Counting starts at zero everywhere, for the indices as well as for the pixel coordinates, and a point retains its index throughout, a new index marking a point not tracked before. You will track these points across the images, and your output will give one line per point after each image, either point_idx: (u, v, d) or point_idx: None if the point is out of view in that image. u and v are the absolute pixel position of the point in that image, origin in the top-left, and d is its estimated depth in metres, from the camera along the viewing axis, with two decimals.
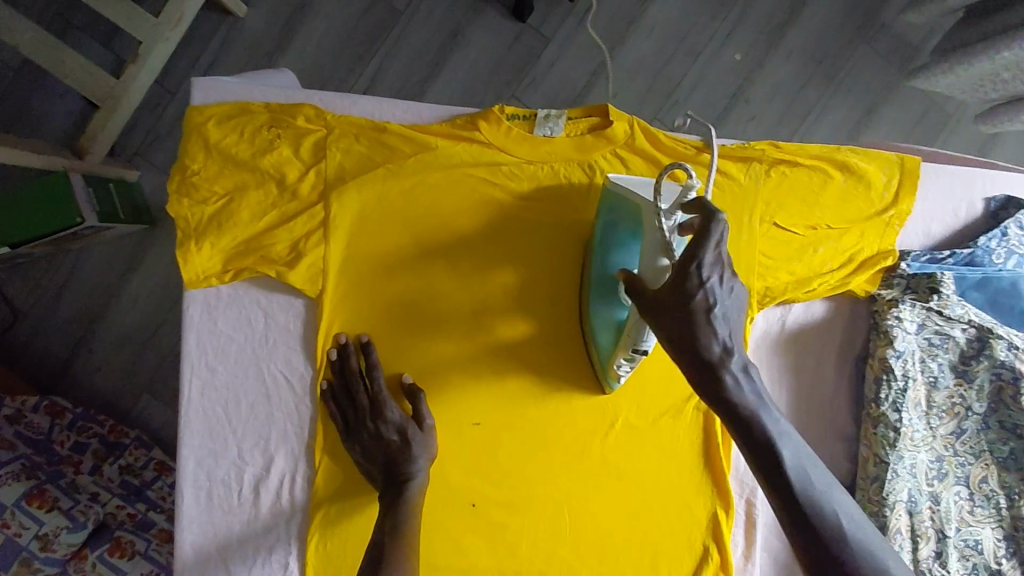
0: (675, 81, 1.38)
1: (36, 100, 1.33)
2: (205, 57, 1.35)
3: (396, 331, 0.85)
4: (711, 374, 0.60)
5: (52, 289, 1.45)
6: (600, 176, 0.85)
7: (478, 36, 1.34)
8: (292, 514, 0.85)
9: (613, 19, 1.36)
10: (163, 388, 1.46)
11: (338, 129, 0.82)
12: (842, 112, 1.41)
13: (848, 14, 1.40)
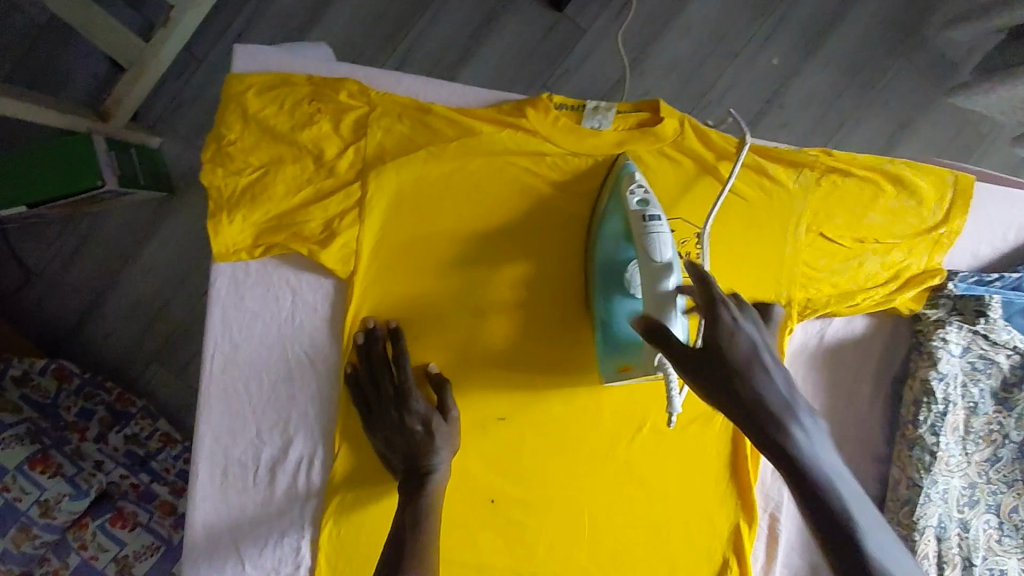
0: (710, 81, 1.35)
1: (60, 59, 1.30)
2: (234, 26, 1.33)
3: (427, 320, 0.82)
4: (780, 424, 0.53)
5: (66, 252, 1.43)
6: (647, 173, 0.81)
7: (514, 22, 1.31)
8: (308, 498, 0.83)
9: (653, 14, 1.33)
10: (171, 360, 1.45)
11: (380, 107, 0.79)
12: (875, 126, 1.38)
13: (890, 25, 1.36)
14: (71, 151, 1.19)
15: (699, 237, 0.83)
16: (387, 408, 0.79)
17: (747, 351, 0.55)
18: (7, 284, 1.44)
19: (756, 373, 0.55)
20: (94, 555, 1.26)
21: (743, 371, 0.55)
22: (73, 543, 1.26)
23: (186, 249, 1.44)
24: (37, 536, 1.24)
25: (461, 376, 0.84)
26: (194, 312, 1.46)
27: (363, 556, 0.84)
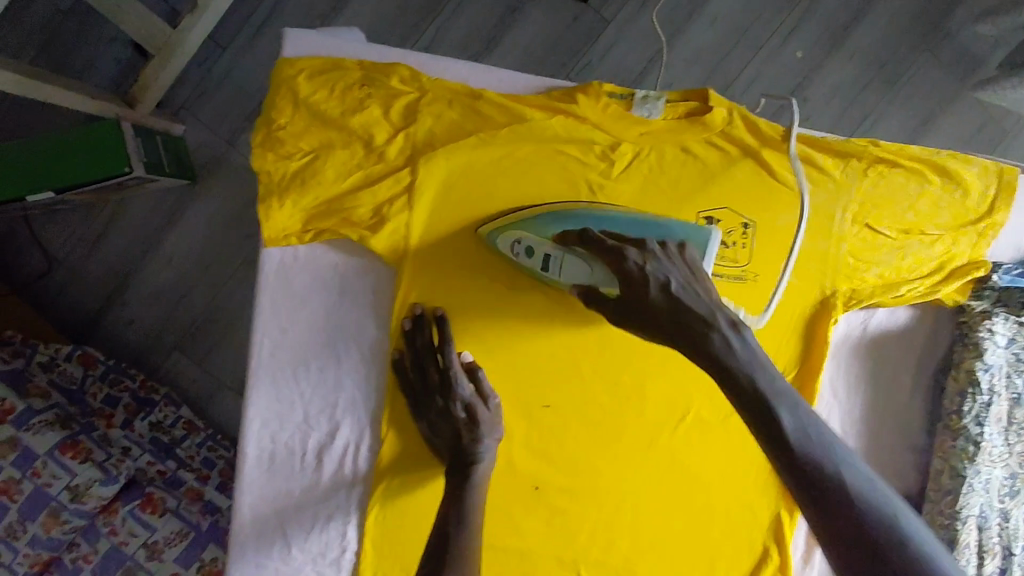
0: (732, 74, 1.36)
1: (82, 46, 1.30)
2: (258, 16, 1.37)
3: (476, 306, 0.83)
4: (696, 332, 0.60)
5: (90, 238, 1.46)
6: (694, 162, 0.82)
7: (535, 16, 1.35)
8: (355, 484, 0.84)
9: (678, 5, 1.34)
10: (193, 346, 1.48)
11: (431, 93, 0.79)
12: (897, 120, 1.38)
13: (914, 18, 1.36)
14: (96, 136, 1.22)
15: (746, 227, 0.83)
16: (430, 400, 0.80)
17: (655, 284, 0.64)
18: (33, 269, 1.47)
19: (669, 295, 0.63)
20: (124, 540, 1.27)
21: (653, 301, 0.63)
22: (103, 528, 1.27)
23: (211, 236, 1.46)
24: (66, 522, 1.24)
25: (510, 364, 0.84)
26: (215, 300, 1.46)
27: (408, 542, 0.84)
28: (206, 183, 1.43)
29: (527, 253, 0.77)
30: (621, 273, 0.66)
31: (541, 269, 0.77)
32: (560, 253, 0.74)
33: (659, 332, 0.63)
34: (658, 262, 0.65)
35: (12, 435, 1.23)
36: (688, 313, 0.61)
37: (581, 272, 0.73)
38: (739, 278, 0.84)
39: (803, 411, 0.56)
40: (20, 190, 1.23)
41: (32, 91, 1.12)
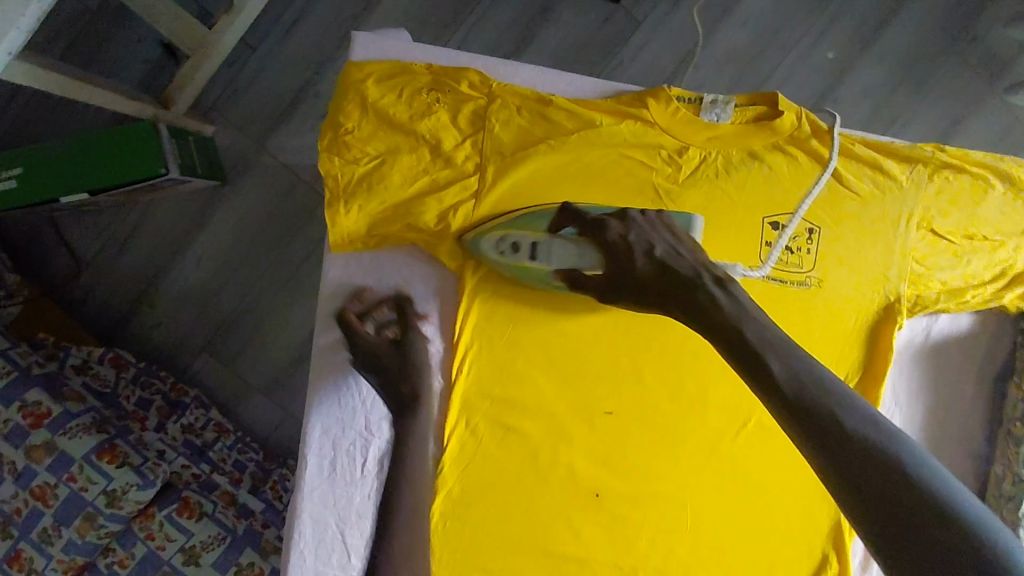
0: (765, 75, 1.36)
1: (110, 46, 1.33)
2: (288, 14, 1.37)
3: (541, 311, 0.82)
4: (687, 288, 0.65)
5: (117, 240, 1.45)
6: (762, 168, 0.81)
7: (568, 15, 1.34)
8: (416, 491, 0.84)
9: (710, 5, 1.34)
10: (221, 348, 1.48)
11: (500, 99, 0.78)
12: (929, 121, 1.37)
13: (947, 18, 1.35)
14: (133, 138, 1.23)
15: (809, 233, 0.83)
16: (388, 365, 0.81)
17: (637, 250, 0.70)
18: (61, 272, 1.46)
19: (655, 256, 0.69)
20: (161, 545, 1.26)
21: (634, 265, 0.69)
22: (139, 532, 1.27)
23: (240, 238, 1.44)
24: (102, 526, 1.23)
25: (574, 369, 0.84)
26: (243, 301, 1.46)
27: (469, 545, 0.85)
28: (236, 184, 1.43)
29: (513, 249, 0.76)
30: (604, 245, 0.72)
31: (529, 258, 0.76)
32: (549, 237, 0.75)
33: (649, 299, 0.69)
34: (638, 230, 0.71)
35: (48, 440, 1.23)
36: (672, 273, 0.67)
37: (572, 254, 0.75)
38: (805, 284, 0.83)
39: (794, 356, 0.56)
40: (54, 191, 1.26)
41: (78, 94, 1.10)
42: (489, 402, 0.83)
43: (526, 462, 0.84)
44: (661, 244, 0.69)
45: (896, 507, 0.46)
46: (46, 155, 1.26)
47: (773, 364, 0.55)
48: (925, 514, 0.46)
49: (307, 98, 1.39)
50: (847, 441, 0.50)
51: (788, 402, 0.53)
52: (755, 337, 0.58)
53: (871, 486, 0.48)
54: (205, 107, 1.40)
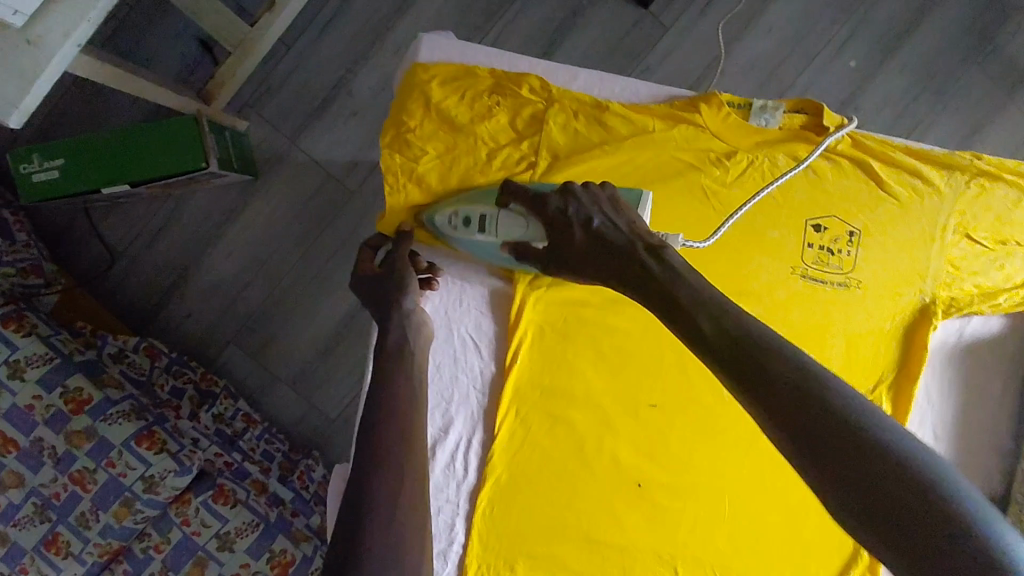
0: (787, 81, 1.39)
1: (148, 39, 1.37)
2: (324, 13, 1.39)
3: (592, 307, 0.86)
4: (615, 261, 0.70)
5: (149, 232, 1.47)
6: (805, 176, 0.85)
7: (598, 18, 1.38)
8: (466, 477, 0.86)
9: (735, 13, 1.38)
10: (248, 340, 1.50)
11: (558, 103, 0.82)
12: (947, 129, 1.40)
13: (966, 29, 1.38)
14: (176, 133, 1.26)
15: (850, 236, 0.86)
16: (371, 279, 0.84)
17: (574, 219, 0.73)
18: (94, 263, 1.48)
19: (590, 225, 0.72)
20: (197, 531, 1.29)
21: (566, 235, 0.73)
22: (176, 518, 1.29)
23: (270, 231, 1.47)
24: (139, 512, 1.25)
25: (622, 364, 0.87)
26: (271, 294, 1.49)
27: (516, 532, 0.87)
28: (269, 178, 1.45)
29: (465, 224, 0.79)
30: (545, 220, 0.74)
31: (478, 233, 0.79)
32: (497, 212, 0.78)
33: (583, 263, 0.73)
34: (578, 202, 0.73)
35: (88, 425, 1.25)
36: (608, 242, 0.71)
37: (517, 231, 0.77)
38: (842, 285, 0.87)
39: (719, 311, 0.59)
40: (97, 183, 1.29)
41: (127, 86, 1.13)
42: (538, 393, 0.86)
43: (573, 453, 0.87)
44: (601, 216, 0.72)
45: (845, 451, 0.46)
46: (88, 145, 1.27)
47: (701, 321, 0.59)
48: (877, 454, 0.46)
49: (340, 96, 1.42)
50: (794, 392, 0.50)
51: (747, 381, 0.53)
52: (703, 318, 0.59)
53: (819, 430, 0.48)
54: (241, 103, 1.42)
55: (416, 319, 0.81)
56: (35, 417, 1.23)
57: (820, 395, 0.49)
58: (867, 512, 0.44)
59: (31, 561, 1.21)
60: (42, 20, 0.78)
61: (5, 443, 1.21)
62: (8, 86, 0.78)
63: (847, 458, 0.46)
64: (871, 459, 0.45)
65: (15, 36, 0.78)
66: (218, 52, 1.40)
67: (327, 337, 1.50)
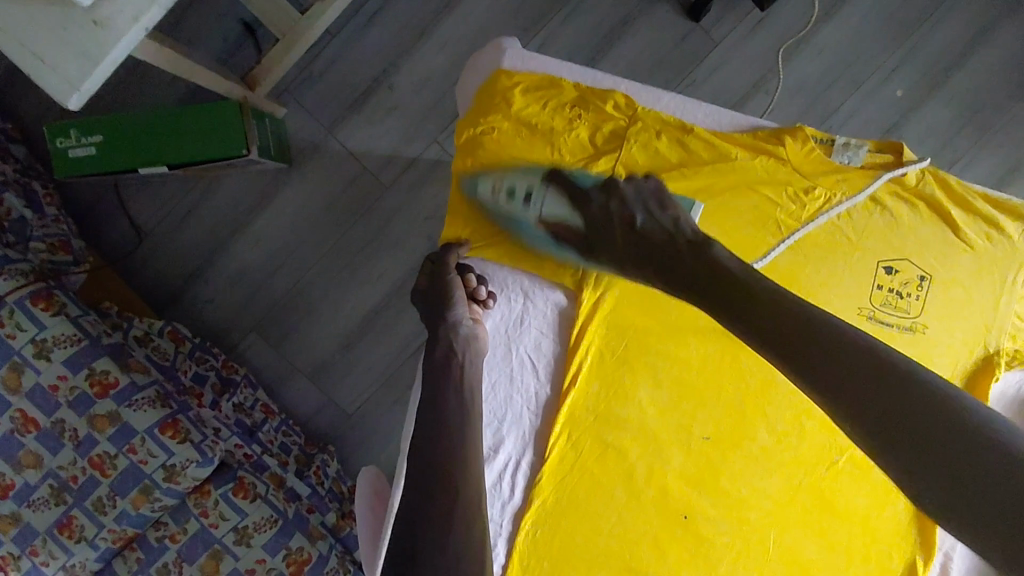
0: (834, 106, 1.37)
1: (190, 18, 1.34)
2: (370, 3, 1.36)
3: (652, 333, 0.85)
4: (661, 255, 0.73)
5: (177, 213, 1.44)
6: (882, 215, 0.83)
7: (648, 28, 1.35)
8: (511, 499, 0.84)
9: (789, 33, 1.35)
10: (270, 329, 1.48)
11: (642, 122, 0.82)
12: (988, 165, 1.39)
13: (1018, 66, 1.36)
14: (220, 115, 1.23)
15: (920, 280, 0.84)
16: (423, 285, 0.85)
17: (615, 224, 0.77)
18: (120, 241, 1.46)
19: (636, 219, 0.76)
20: (215, 523, 1.24)
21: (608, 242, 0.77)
22: (194, 508, 1.25)
23: (299, 220, 1.44)
24: (157, 500, 1.21)
25: (678, 393, 0.86)
26: (296, 284, 1.46)
27: (558, 557, 0.85)
28: (303, 167, 1.42)
29: (509, 195, 0.81)
30: (587, 213, 0.78)
31: (520, 206, 0.81)
32: (558, 160, 0.80)
33: (625, 263, 0.77)
34: (621, 201, 0.77)
35: (113, 410, 1.20)
36: (649, 239, 0.75)
37: (569, 184, 0.79)
38: (907, 329, 0.85)
39: (736, 268, 0.68)
40: (133, 162, 1.25)
41: (179, 68, 1.09)
42: (592, 417, 0.85)
43: (620, 480, 0.86)
44: (643, 213, 0.75)
45: (931, 434, 0.49)
46: (127, 123, 1.23)
47: (737, 292, 0.65)
48: (958, 436, 0.48)
49: (380, 89, 1.39)
50: (829, 352, 0.56)
51: (764, 323, 0.62)
52: (731, 276, 0.67)
53: (897, 420, 0.51)
54: (280, 90, 1.39)
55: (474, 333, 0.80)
56: (58, 398, 1.18)
57: (852, 351, 0.56)
58: (948, 494, 0.47)
59: (42, 543, 1.16)
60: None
61: (26, 422, 1.17)
62: (66, 64, 0.72)
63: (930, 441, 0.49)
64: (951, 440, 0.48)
65: (79, 14, 0.72)
66: (260, 35, 1.36)
67: (348, 332, 1.47)
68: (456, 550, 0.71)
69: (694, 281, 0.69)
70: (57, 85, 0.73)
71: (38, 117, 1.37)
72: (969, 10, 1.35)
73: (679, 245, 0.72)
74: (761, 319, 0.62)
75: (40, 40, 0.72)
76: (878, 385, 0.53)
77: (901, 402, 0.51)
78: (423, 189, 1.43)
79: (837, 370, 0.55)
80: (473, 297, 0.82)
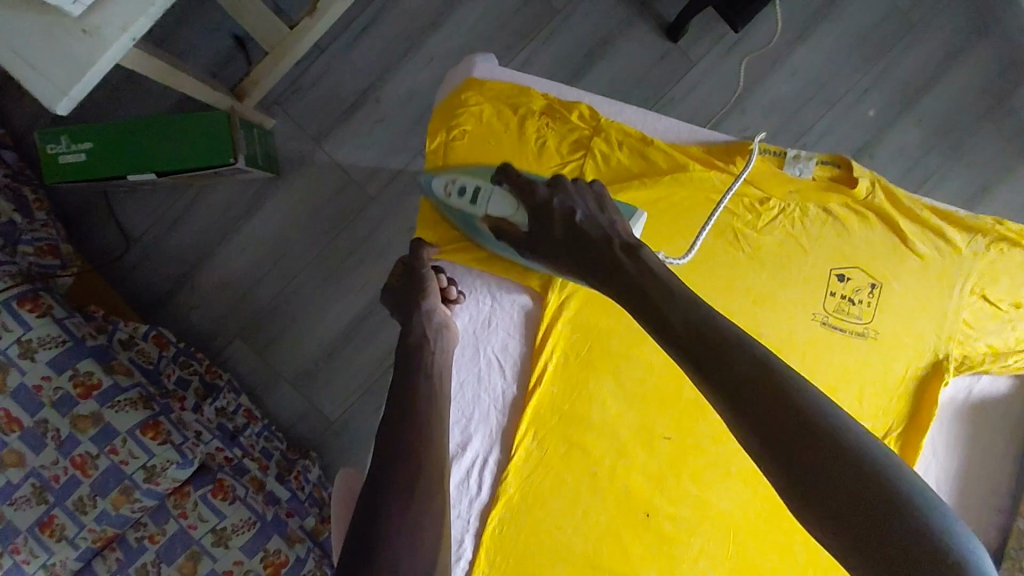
0: (807, 125, 1.42)
1: (185, 32, 1.38)
2: (360, 20, 1.40)
3: (615, 337, 0.88)
4: (601, 251, 0.75)
5: (166, 220, 1.48)
6: (833, 224, 0.87)
7: (627, 48, 1.40)
8: (478, 495, 0.87)
9: (761, 55, 1.40)
10: (255, 335, 1.51)
11: (605, 133, 0.86)
12: (957, 184, 1.43)
13: (983, 89, 1.41)
14: (208, 126, 1.27)
15: (871, 288, 0.89)
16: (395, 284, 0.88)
17: (556, 215, 0.79)
18: (108, 246, 1.49)
19: (577, 214, 0.78)
20: (193, 524, 1.26)
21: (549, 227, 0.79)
22: (173, 510, 1.26)
23: (286, 230, 1.47)
24: (137, 501, 1.22)
25: (642, 395, 0.89)
26: (282, 293, 1.49)
27: (522, 553, 0.88)
28: (290, 177, 1.46)
29: (459, 193, 0.83)
30: (532, 204, 0.80)
31: (465, 203, 0.83)
32: (490, 186, 0.82)
33: (562, 257, 0.78)
34: (565, 195, 0.79)
35: (95, 411, 1.22)
36: (588, 236, 0.77)
37: (504, 208, 0.82)
38: (860, 335, 0.90)
39: (677, 296, 0.68)
40: (123, 169, 1.29)
41: (169, 79, 1.13)
42: (557, 417, 0.88)
43: (585, 479, 0.89)
44: (583, 211, 0.78)
45: (859, 498, 0.50)
46: (118, 131, 1.27)
47: (673, 315, 0.66)
48: (877, 499, 0.50)
49: (368, 103, 1.43)
50: (765, 399, 0.56)
51: (701, 357, 0.62)
52: (672, 311, 0.67)
53: (832, 486, 0.51)
54: (269, 101, 1.43)
55: (442, 332, 0.83)
56: (42, 398, 1.20)
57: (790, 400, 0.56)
58: (868, 554, 0.49)
59: (23, 541, 1.17)
60: (100, 12, 0.76)
61: (9, 422, 1.19)
62: (56, 73, 0.76)
63: (881, 538, 0.48)
64: (882, 512, 0.49)
65: (70, 25, 0.76)
66: (251, 49, 1.40)
67: (332, 340, 1.50)
68: (422, 538, 0.74)
69: (638, 294, 0.70)
70: (47, 89, 0.77)
71: (32, 126, 1.41)
72: (937, 34, 1.40)
73: (614, 244, 0.75)
74: (705, 335, 0.63)
75: (32, 47, 0.76)
76: (814, 439, 0.53)
77: (836, 467, 0.52)
78: (407, 201, 1.46)
79: (770, 419, 0.56)
80: (444, 297, 0.85)
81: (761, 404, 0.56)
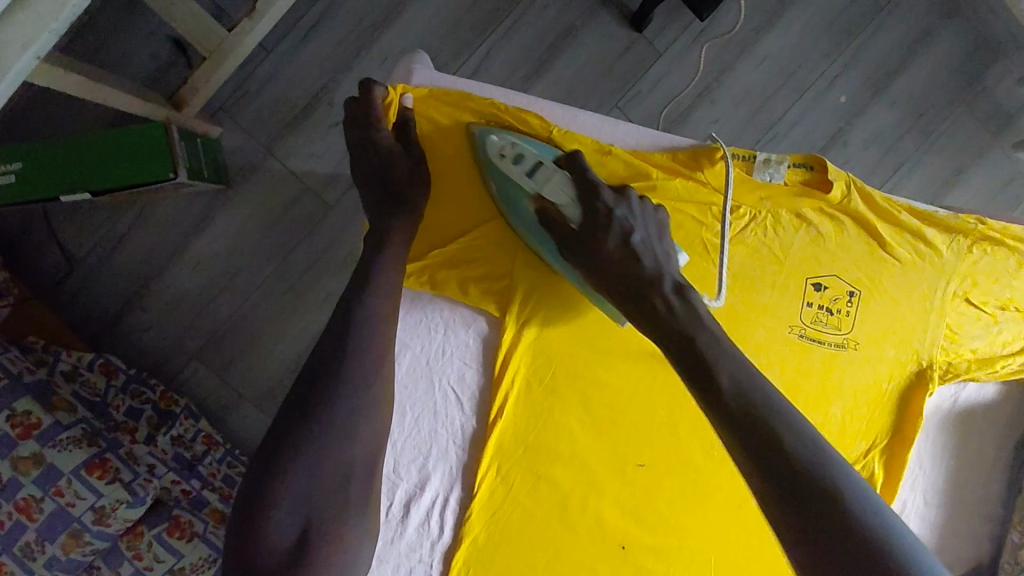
0: (778, 115, 1.36)
1: (117, 37, 1.28)
2: (306, 17, 1.31)
3: (581, 362, 0.82)
4: (644, 296, 0.70)
5: (110, 239, 1.38)
6: (806, 231, 0.81)
7: (591, 39, 1.33)
8: (440, 537, 0.81)
9: (729, 42, 1.34)
10: (213, 355, 1.42)
11: (562, 141, 0.79)
12: (932, 169, 1.39)
13: (957, 69, 1.36)
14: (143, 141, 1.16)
15: (850, 296, 0.84)
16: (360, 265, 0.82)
17: (611, 233, 0.71)
18: (50, 270, 1.39)
19: (635, 233, 0.72)
20: (150, 565, 1.19)
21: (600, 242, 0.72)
22: (126, 552, 1.18)
23: (239, 244, 1.39)
24: (88, 544, 1.14)
25: (611, 422, 0.84)
26: (239, 310, 1.40)
27: None
28: (241, 188, 1.37)
29: (516, 160, 0.74)
30: (589, 207, 0.72)
31: (521, 174, 0.73)
32: (553, 167, 0.73)
33: (609, 277, 0.72)
34: (628, 209, 0.72)
35: (37, 452, 1.13)
36: (638, 267, 0.71)
37: (560, 196, 0.73)
38: (840, 346, 0.85)
39: (712, 344, 0.65)
40: (53, 190, 1.18)
41: (91, 93, 1.04)
42: (522, 450, 0.82)
43: (556, 515, 0.83)
44: (641, 233, 0.72)
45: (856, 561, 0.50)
46: (44, 145, 1.16)
47: (721, 374, 0.62)
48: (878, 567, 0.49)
49: (319, 105, 1.34)
50: (778, 452, 0.56)
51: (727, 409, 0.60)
52: (714, 365, 0.64)
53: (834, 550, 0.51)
54: (213, 108, 1.34)
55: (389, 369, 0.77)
56: None
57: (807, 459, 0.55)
58: None
59: None
60: None
61: None
62: None
63: None
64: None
65: None
66: (191, 54, 1.31)
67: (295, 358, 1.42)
68: None
69: (685, 347, 0.66)
70: None
71: None
72: (910, 14, 1.34)
73: (665, 286, 0.70)
74: (744, 399, 0.60)
75: None
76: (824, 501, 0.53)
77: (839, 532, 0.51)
78: None
79: (784, 475, 0.55)
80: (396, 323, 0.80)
81: (782, 474, 0.55)
